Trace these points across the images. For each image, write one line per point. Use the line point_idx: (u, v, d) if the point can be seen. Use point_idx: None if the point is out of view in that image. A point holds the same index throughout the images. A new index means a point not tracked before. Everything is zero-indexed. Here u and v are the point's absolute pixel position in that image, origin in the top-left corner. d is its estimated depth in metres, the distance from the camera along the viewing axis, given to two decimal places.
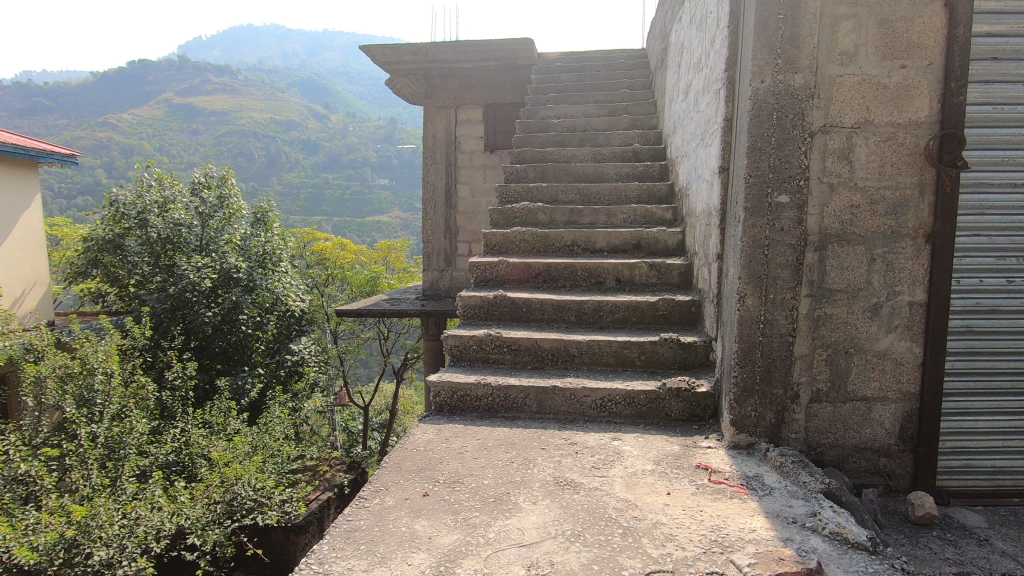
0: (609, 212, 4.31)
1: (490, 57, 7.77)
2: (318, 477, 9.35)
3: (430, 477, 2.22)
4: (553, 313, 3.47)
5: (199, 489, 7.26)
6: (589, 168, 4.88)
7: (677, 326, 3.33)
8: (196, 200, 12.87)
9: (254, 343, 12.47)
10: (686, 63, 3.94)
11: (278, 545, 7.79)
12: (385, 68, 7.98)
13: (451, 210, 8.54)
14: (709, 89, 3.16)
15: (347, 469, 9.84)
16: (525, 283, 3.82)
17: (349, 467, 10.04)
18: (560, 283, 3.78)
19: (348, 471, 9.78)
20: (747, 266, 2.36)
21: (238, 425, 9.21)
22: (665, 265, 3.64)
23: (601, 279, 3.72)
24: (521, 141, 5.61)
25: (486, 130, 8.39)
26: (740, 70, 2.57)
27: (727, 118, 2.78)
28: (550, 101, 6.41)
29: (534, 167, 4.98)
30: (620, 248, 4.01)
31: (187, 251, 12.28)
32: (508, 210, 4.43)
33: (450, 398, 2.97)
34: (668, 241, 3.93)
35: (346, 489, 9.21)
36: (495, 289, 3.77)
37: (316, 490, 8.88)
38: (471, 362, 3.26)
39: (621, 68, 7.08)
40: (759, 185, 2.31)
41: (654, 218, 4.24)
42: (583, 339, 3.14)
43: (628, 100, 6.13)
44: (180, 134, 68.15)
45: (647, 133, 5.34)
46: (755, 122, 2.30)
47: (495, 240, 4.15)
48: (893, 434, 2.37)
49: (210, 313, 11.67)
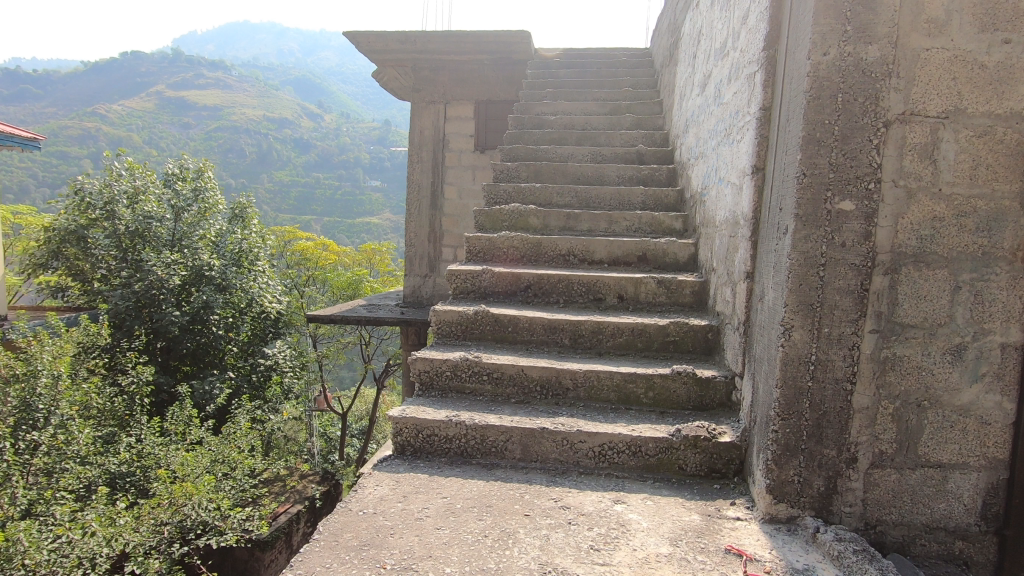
0: (611, 219, 3.79)
1: (483, 50, 7.27)
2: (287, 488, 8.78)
3: (374, 560, 1.67)
4: (544, 334, 2.93)
5: (146, 508, 6.61)
6: (588, 169, 4.37)
7: (690, 356, 2.81)
8: (169, 192, 12.21)
9: (226, 345, 12.00)
10: (703, 50, 3.50)
11: (240, 562, 7.42)
12: (371, 57, 7.43)
13: (436, 212, 8.00)
14: (738, 75, 2.66)
15: (320, 481, 9.21)
16: (512, 297, 3.27)
17: (324, 477, 9.39)
18: (552, 299, 3.24)
19: (321, 483, 9.18)
20: (796, 291, 1.84)
21: (198, 435, 8.59)
22: (676, 282, 3.12)
23: (601, 295, 3.20)
24: (513, 138, 5.10)
25: (477, 129, 7.88)
26: (787, 45, 2.07)
27: (764, 107, 2.29)
28: (547, 97, 5.90)
29: (526, 165, 4.46)
30: (623, 261, 3.49)
31: (157, 246, 11.60)
32: (494, 211, 3.88)
33: (415, 438, 2.41)
34: (678, 255, 3.42)
35: (317, 503, 8.77)
36: (476, 302, 3.23)
37: (285, 503, 8.29)
38: (443, 391, 2.70)
39: (624, 66, 6.60)
40: (815, 188, 1.80)
41: (661, 227, 3.73)
42: (579, 370, 2.60)
43: (632, 99, 5.64)
44: (169, 127, 67.25)
45: (652, 134, 4.85)
46: (813, 105, 1.79)
47: (478, 245, 3.61)
48: (974, 512, 1.85)
49: (178, 313, 11.06)
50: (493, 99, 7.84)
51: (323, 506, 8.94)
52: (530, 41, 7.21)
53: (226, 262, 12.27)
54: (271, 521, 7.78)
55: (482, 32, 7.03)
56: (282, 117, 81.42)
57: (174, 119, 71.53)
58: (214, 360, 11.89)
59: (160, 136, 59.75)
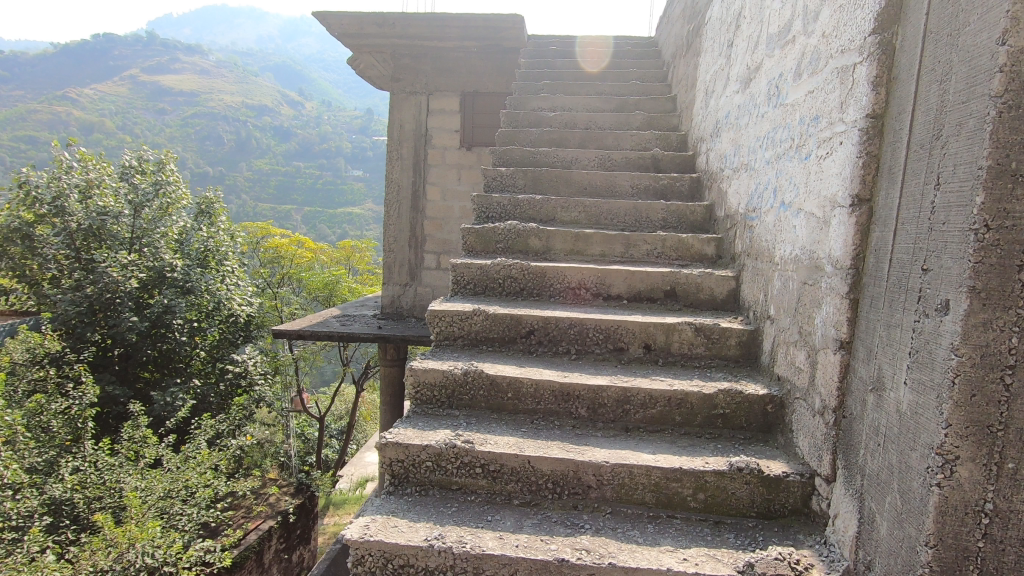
0: (629, 241, 3.12)
1: (471, 36, 6.53)
2: (261, 501, 8.49)
3: None
4: (554, 403, 2.26)
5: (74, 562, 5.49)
6: (597, 178, 3.70)
7: (744, 433, 2.17)
8: (126, 186, 11.28)
9: (191, 352, 11.28)
10: (748, 35, 2.86)
11: None
12: (346, 42, 6.64)
13: (418, 215, 7.27)
14: (818, 68, 2.01)
15: (294, 493, 8.91)
16: (510, 345, 2.60)
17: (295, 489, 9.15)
18: (562, 348, 2.58)
19: (295, 496, 8.83)
20: (967, 407, 1.19)
21: (156, 452, 7.87)
22: (718, 330, 2.48)
23: (622, 345, 2.55)
24: (506, 137, 4.40)
25: (463, 124, 7.15)
26: (934, 26, 1.41)
27: (875, 114, 1.64)
28: (543, 90, 5.20)
29: (523, 172, 3.77)
30: (646, 296, 2.84)
31: (114, 245, 10.71)
32: (487, 230, 3.19)
33: (382, 568, 1.74)
34: (714, 290, 2.77)
35: (291, 518, 8.27)
36: (465, 353, 2.55)
37: (256, 519, 7.94)
38: (422, 487, 2.02)
39: (628, 57, 5.94)
40: (1003, 249, 1.15)
41: (690, 253, 3.08)
42: (605, 463, 1.94)
43: (640, 94, 4.98)
44: (143, 113, 64.97)
45: (668, 135, 4.19)
46: (1012, 119, 1.13)
47: (467, 275, 2.91)
48: None
49: (137, 319, 10.29)
50: (481, 90, 7.12)
51: (296, 520, 8.68)
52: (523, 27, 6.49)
53: (190, 263, 11.49)
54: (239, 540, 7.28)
55: (469, 16, 6.29)
56: (261, 103, 79.20)
57: (148, 104, 69.06)
58: (177, 368, 11.18)
59: (133, 121, 57.69)
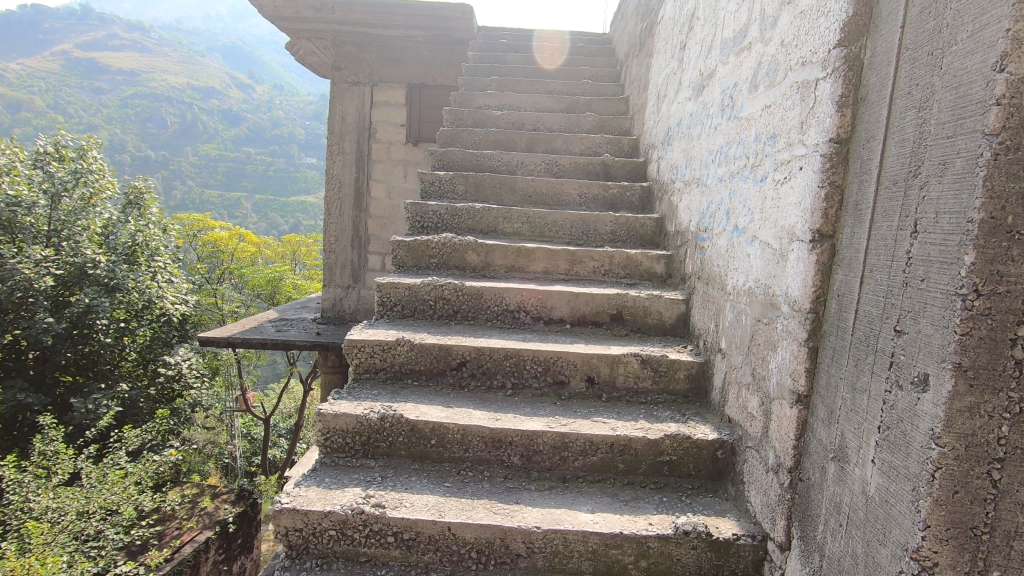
0: (574, 257, 2.88)
1: (417, 25, 6.14)
2: (196, 510, 7.56)
3: None
4: (484, 450, 1.99)
5: None
6: (543, 185, 3.45)
7: (692, 482, 1.96)
8: (41, 174, 10.31)
9: (117, 354, 10.50)
10: (702, 36, 2.64)
11: None
12: (281, 25, 6.14)
13: (361, 214, 6.86)
14: (776, 79, 1.80)
15: (234, 501, 8.01)
16: (439, 378, 2.32)
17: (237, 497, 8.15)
18: (497, 382, 2.31)
19: (235, 503, 7.94)
20: (949, 507, 0.99)
21: (70, 466, 7.13)
22: (666, 362, 2.27)
23: (563, 378, 2.30)
24: (448, 137, 4.08)
25: (409, 118, 6.77)
26: (911, 41, 1.20)
27: (840, 139, 1.43)
28: (491, 86, 4.90)
29: (464, 177, 3.47)
30: (591, 320, 2.60)
31: (26, 239, 9.78)
32: (419, 243, 2.88)
33: None
34: (663, 314, 2.57)
35: (230, 527, 7.38)
36: (387, 389, 2.25)
37: (190, 531, 7.02)
38: (325, 560, 1.73)
39: (581, 54, 5.69)
40: (996, 319, 0.95)
41: (638, 271, 2.87)
42: (537, 528, 1.69)
43: (592, 94, 4.75)
44: (76, 91, 60.77)
45: (619, 140, 3.98)
46: (1012, 164, 0.92)
47: (394, 296, 2.61)
48: None
49: (54, 320, 9.48)
50: (428, 83, 6.74)
51: (237, 531, 7.76)
52: (472, 18, 6.15)
53: (116, 259, 10.69)
54: (168, 557, 6.40)
55: (414, 4, 5.90)
56: (207, 84, 75.46)
57: (81, 81, 64.63)
58: (101, 372, 10.40)
59: (64, 99, 53.90)
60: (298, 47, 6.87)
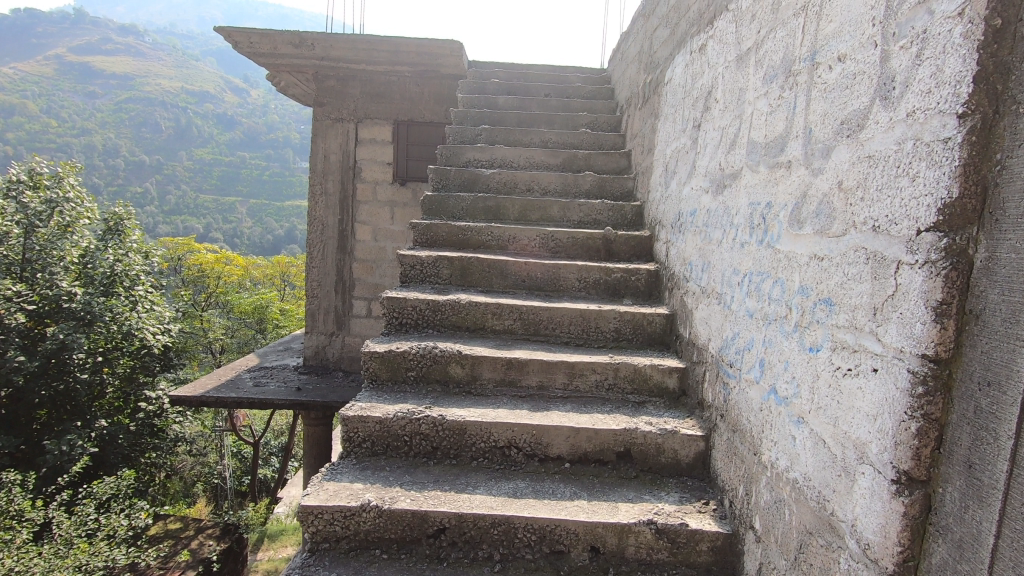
0: (573, 370, 2.50)
1: (403, 61, 5.80)
2: (178, 550, 7.30)
3: None
4: None
5: None
6: (536, 270, 3.09)
7: None
8: (14, 205, 9.88)
9: (95, 390, 10.04)
10: (721, 123, 2.27)
11: None
12: (259, 61, 5.79)
13: (345, 257, 6.47)
14: (829, 228, 1.42)
15: (219, 536, 7.76)
16: (410, 548, 1.93)
17: (221, 533, 7.87)
18: (481, 552, 1.92)
19: (220, 539, 7.69)
20: None
21: (39, 515, 6.65)
22: (685, 533, 1.87)
23: (561, 548, 1.91)
24: (434, 202, 3.71)
25: (396, 156, 6.41)
26: None
27: (942, 361, 1.05)
28: (481, 136, 4.54)
29: (448, 259, 3.10)
30: (593, 457, 2.22)
31: None
32: (394, 353, 2.50)
33: None
34: (679, 453, 2.17)
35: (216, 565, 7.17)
36: (349, 567, 1.86)
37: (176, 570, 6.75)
38: None
39: (580, 95, 5.35)
40: None
41: (647, 385, 2.50)
42: None
43: (590, 147, 4.42)
44: (70, 96, 60.39)
45: (621, 207, 3.63)
46: None
47: (362, 429, 2.22)
48: None
49: (26, 358, 9.02)
50: (417, 120, 6.39)
51: (223, 568, 7.51)
52: (462, 54, 5.77)
53: (93, 291, 10.23)
54: None
55: (400, 40, 5.54)
56: (202, 90, 74.80)
57: (76, 87, 64.02)
58: (78, 408, 9.97)
59: (57, 105, 53.37)
60: (280, 81, 6.51)
